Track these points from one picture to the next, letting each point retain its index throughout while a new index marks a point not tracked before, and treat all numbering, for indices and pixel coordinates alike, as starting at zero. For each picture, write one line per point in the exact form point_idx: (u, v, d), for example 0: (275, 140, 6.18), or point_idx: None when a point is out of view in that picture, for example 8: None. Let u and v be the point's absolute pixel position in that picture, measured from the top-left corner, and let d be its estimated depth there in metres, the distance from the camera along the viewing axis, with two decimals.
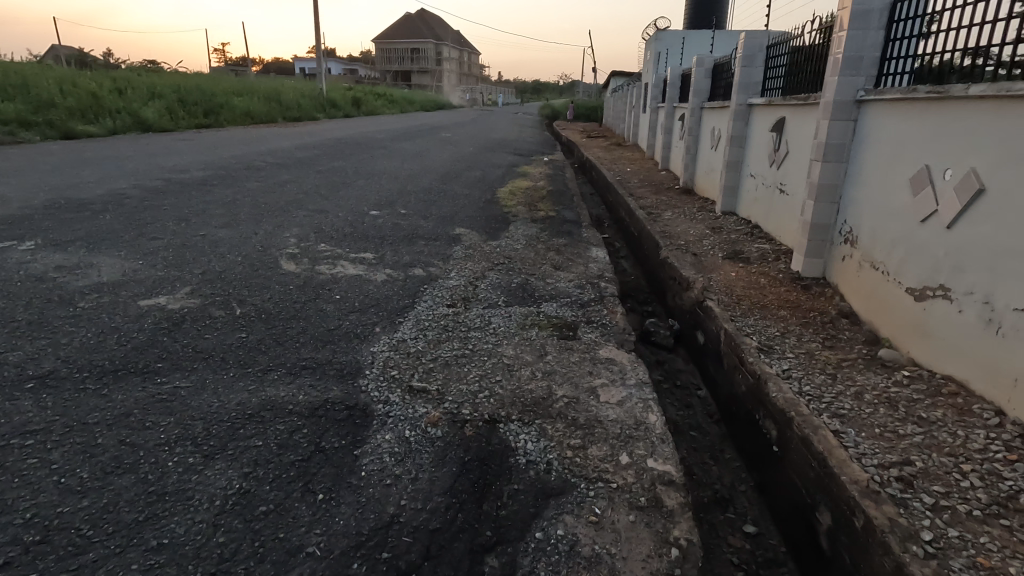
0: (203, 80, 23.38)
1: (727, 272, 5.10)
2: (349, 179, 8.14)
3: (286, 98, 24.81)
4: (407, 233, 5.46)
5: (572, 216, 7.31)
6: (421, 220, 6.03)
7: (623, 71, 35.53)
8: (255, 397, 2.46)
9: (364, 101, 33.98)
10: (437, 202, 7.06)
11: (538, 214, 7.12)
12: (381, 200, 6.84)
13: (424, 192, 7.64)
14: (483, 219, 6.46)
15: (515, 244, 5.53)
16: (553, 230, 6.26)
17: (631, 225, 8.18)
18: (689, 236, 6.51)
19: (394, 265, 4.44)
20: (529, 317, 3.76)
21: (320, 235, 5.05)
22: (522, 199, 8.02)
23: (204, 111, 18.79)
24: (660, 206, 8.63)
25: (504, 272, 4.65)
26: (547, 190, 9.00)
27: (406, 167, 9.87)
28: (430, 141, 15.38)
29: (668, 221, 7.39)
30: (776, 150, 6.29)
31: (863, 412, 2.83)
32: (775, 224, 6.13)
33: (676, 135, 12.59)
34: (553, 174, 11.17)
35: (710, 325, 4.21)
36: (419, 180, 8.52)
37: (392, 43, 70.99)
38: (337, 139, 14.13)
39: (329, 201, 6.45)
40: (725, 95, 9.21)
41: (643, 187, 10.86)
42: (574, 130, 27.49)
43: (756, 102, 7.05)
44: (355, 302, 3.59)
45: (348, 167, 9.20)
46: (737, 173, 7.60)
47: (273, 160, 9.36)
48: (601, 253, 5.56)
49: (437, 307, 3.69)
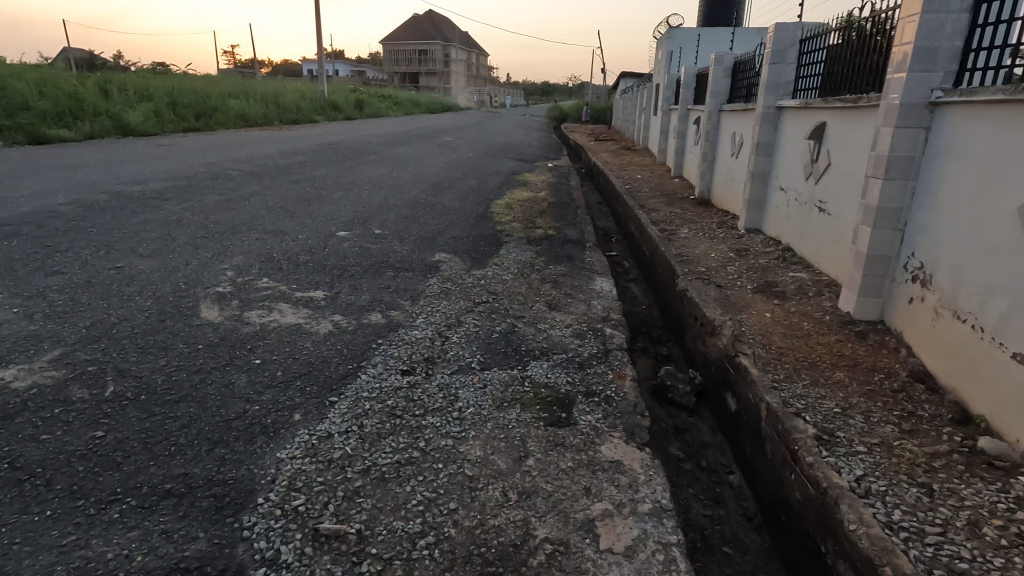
0: (199, 82, 22.76)
1: (761, 313, 4.19)
2: (327, 190, 7.31)
3: (285, 99, 24.16)
4: (376, 260, 4.61)
5: (574, 234, 6.42)
6: (397, 243, 5.18)
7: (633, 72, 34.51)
8: (64, 566, 1.61)
9: (367, 103, 33.24)
10: (421, 219, 6.20)
11: (536, 233, 6.24)
12: (355, 216, 5.99)
13: (408, 206, 6.78)
14: (471, 240, 5.59)
15: (504, 274, 4.65)
16: (552, 254, 5.39)
17: (642, 242, 7.28)
18: (710, 261, 5.60)
19: (349, 308, 3.59)
20: (509, 387, 2.88)
21: (270, 265, 4.23)
22: (519, 213, 7.15)
23: (196, 114, 18.14)
24: (675, 220, 7.72)
25: (485, 314, 3.78)
26: (548, 202, 8.13)
27: (395, 176, 9.02)
28: (427, 146, 14.54)
29: (685, 240, 6.47)
30: (815, 161, 5.35)
31: (993, 572, 1.91)
32: (814, 248, 5.21)
33: (690, 140, 11.64)
34: (556, 183, 10.27)
35: (745, 390, 3.30)
36: (405, 192, 7.67)
37: (399, 44, 70.41)
38: (328, 143, 13.35)
39: (295, 219, 5.62)
40: (747, 96, 8.27)
41: (656, 197, 9.92)
42: (582, 133, 26.52)
43: (788, 104, 6.13)
44: (280, 371, 2.73)
45: (329, 176, 8.37)
46: (764, 187, 6.68)
47: (248, 168, 8.55)
48: (607, 285, 4.67)
49: (389, 374, 2.83)
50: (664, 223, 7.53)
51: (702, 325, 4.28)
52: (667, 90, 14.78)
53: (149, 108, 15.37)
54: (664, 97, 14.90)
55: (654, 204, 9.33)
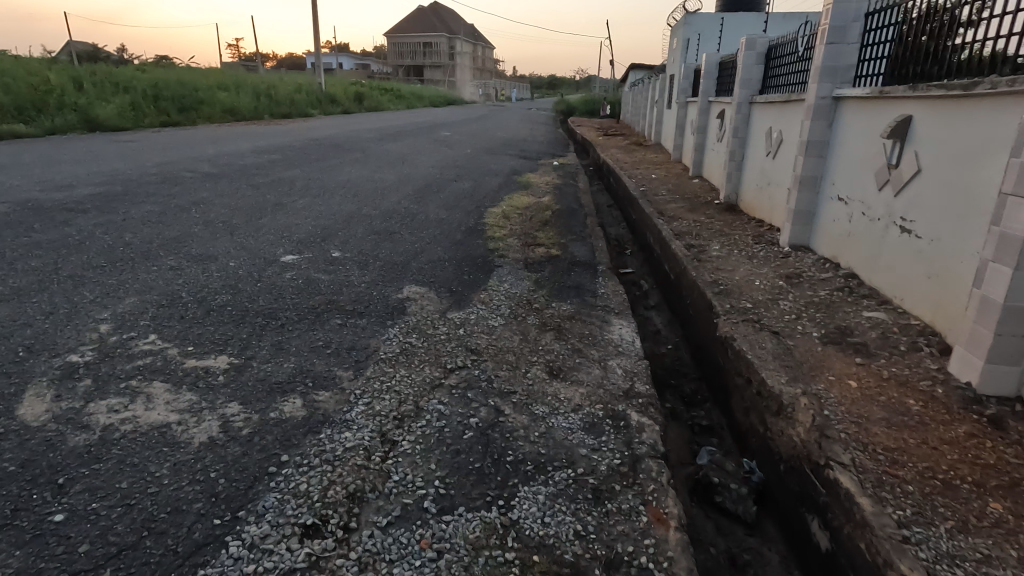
0: (187, 74, 21.70)
1: (843, 380, 3.03)
2: (292, 197, 6.21)
3: (278, 92, 23.11)
4: (322, 299, 3.50)
5: (583, 253, 5.29)
6: (358, 271, 4.06)
7: (642, 65, 33.32)
8: None
9: (367, 96, 32.05)
10: (397, 235, 5.08)
11: (537, 252, 5.10)
12: (313, 232, 4.89)
13: (383, 217, 5.66)
14: (454, 264, 4.47)
15: (491, 317, 3.53)
16: (555, 285, 4.25)
17: (663, 260, 6.12)
18: (755, 292, 4.45)
19: (259, 387, 2.47)
20: (480, 556, 1.75)
21: (172, 309, 3.12)
22: (517, 224, 6.02)
23: (180, 108, 17.13)
24: (702, 232, 6.55)
25: (458, 392, 2.66)
26: (552, 209, 6.98)
27: (378, 178, 7.89)
28: (422, 141, 13.38)
29: (719, 260, 5.30)
30: (894, 167, 4.17)
31: None
32: (896, 279, 4.03)
33: (712, 136, 10.43)
34: (562, 185, 9.10)
35: (847, 529, 2.16)
36: (384, 199, 6.54)
37: (403, 36, 69.02)
38: (313, 139, 12.27)
39: (236, 237, 4.52)
40: (787, 85, 7.06)
41: (676, 202, 8.73)
42: (590, 128, 25.23)
43: (848, 95, 4.96)
44: (86, 541, 1.61)
45: (301, 179, 7.26)
46: (814, 195, 5.50)
47: (207, 170, 7.45)
48: (628, 333, 3.53)
49: (279, 539, 1.70)
50: (691, 236, 6.35)
51: (759, 395, 3.14)
52: (684, 81, 13.51)
53: (124, 101, 14.33)
54: (680, 90, 13.65)
55: (674, 210, 8.16)
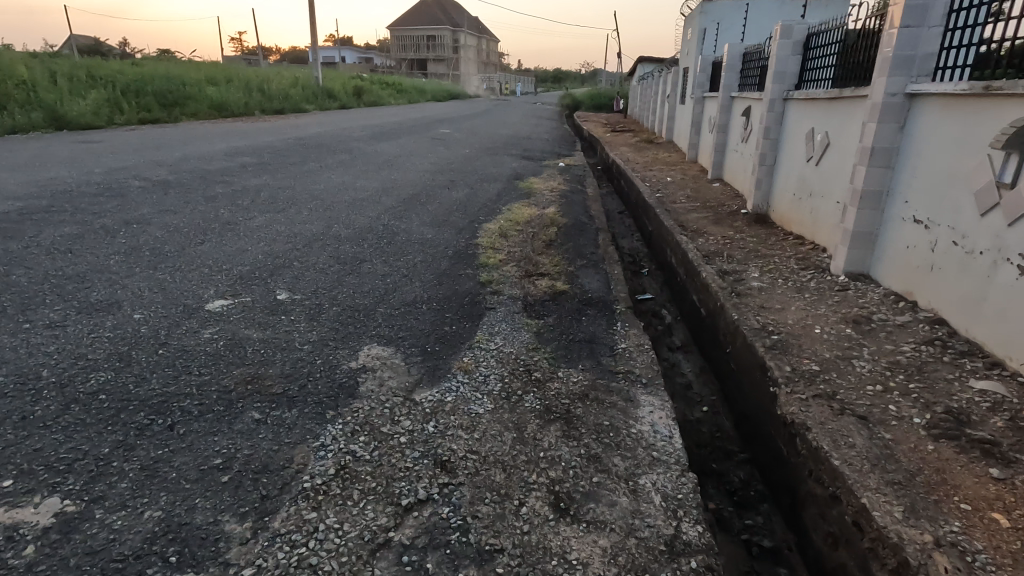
0: (176, 68, 20.85)
1: (986, 516, 2.07)
2: (252, 212, 5.30)
3: (272, 87, 22.19)
4: (244, 372, 2.57)
5: (595, 285, 4.34)
6: (305, 322, 3.13)
7: (651, 59, 32.19)
8: None
9: (367, 91, 31.04)
10: (367, 265, 4.16)
11: (540, 285, 4.14)
12: (262, 263, 3.97)
13: (355, 238, 4.73)
14: (434, 307, 3.54)
15: (475, 398, 2.60)
16: (562, 339, 3.30)
17: (690, 287, 5.16)
18: (819, 344, 3.48)
19: (89, 569, 1.55)
20: None
21: (19, 401, 2.21)
22: (516, 245, 5.07)
23: (164, 103, 16.26)
24: (733, 253, 5.57)
25: (411, 560, 1.72)
26: (558, 223, 6.03)
27: (359, 187, 6.97)
28: (418, 140, 12.43)
29: (762, 295, 4.33)
30: (1007, 186, 3.17)
31: None
32: (1013, 336, 3.04)
33: (736, 136, 9.41)
34: (569, 191, 8.14)
35: None
36: (361, 213, 5.62)
37: (406, 30, 67.82)
38: (299, 138, 11.35)
39: (160, 272, 3.61)
40: (833, 80, 6.04)
41: (698, 212, 7.73)
42: (598, 124, 24.16)
43: (931, 92, 3.96)
44: None
45: (270, 188, 6.35)
46: (879, 213, 4.50)
47: (165, 177, 6.55)
48: (663, 422, 2.57)
49: None
50: (722, 259, 5.37)
51: (858, 528, 2.18)
52: (701, 75, 12.46)
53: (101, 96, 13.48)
54: (697, 84, 12.59)
55: (696, 222, 7.16)
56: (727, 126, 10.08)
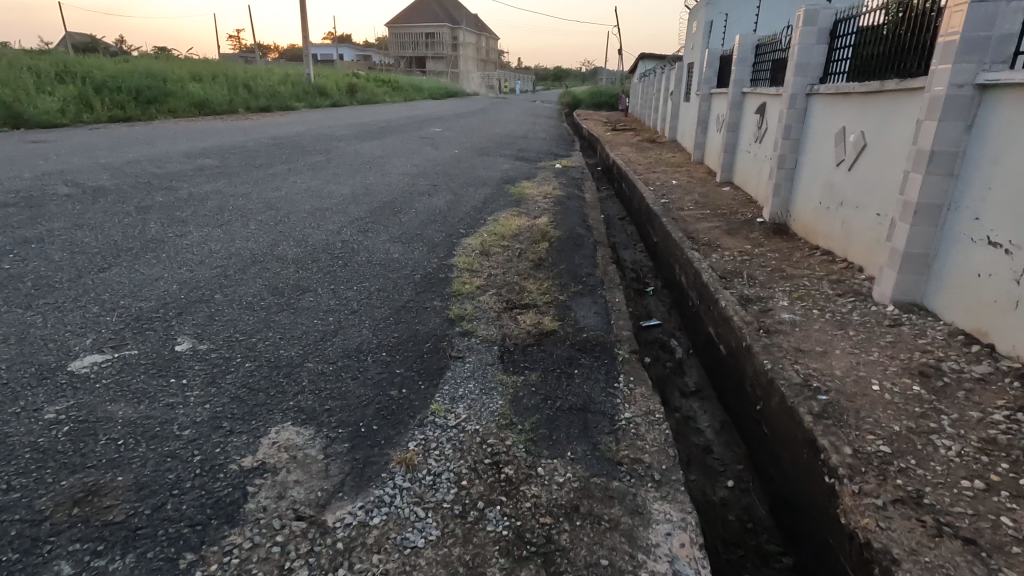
0: (159, 65, 20.05)
1: None
2: (188, 225, 4.51)
3: (260, 84, 21.39)
4: (77, 482, 1.78)
5: (591, 320, 3.54)
6: (199, 387, 2.33)
7: (652, 56, 31.35)
8: None
9: (361, 88, 30.20)
10: (308, 297, 3.36)
11: (523, 322, 3.34)
12: (173, 296, 3.17)
13: (302, 261, 3.93)
14: (382, 359, 2.75)
15: (413, 518, 1.80)
16: (544, 407, 2.50)
17: (704, 316, 4.36)
18: (882, 409, 2.67)
19: None
20: None
21: None
22: (498, 267, 4.27)
23: (140, 100, 15.46)
24: (755, 274, 4.76)
25: None
26: (550, 236, 5.23)
27: (327, 193, 6.17)
28: (405, 140, 11.62)
29: (796, 332, 3.53)
30: None
31: None
32: None
33: (749, 135, 8.60)
34: (565, 196, 7.34)
35: None
36: (320, 226, 4.81)
37: (404, 27, 66.90)
38: (275, 138, 10.56)
39: (31, 313, 2.81)
40: (869, 71, 5.22)
41: (709, 221, 6.92)
42: (598, 122, 23.33)
43: (1012, 81, 3.15)
44: None
45: (221, 196, 5.55)
46: (938, 231, 3.68)
47: (103, 182, 5.75)
48: (685, 554, 1.77)
49: None
50: (741, 281, 4.57)
51: None
52: (709, 70, 11.62)
53: (68, 93, 12.69)
54: (704, 79, 11.76)
55: (708, 233, 6.35)
56: (738, 125, 9.26)
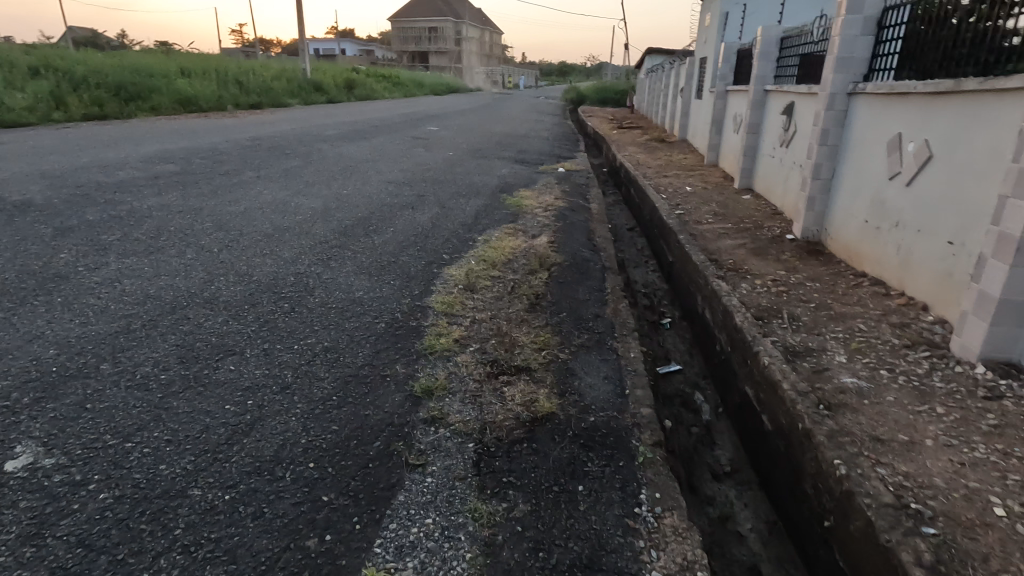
0: (147, 59, 19.26)
1: None
2: (110, 254, 3.73)
3: (252, 79, 20.57)
4: None
5: (600, 391, 2.74)
6: (8, 551, 1.55)
7: (660, 51, 30.37)
8: None
9: (359, 83, 29.30)
10: (230, 364, 2.57)
11: (510, 398, 2.54)
12: (42, 370, 2.38)
13: (237, 306, 3.13)
14: (307, 474, 1.96)
15: None
16: (532, 565, 1.71)
17: (738, 369, 3.55)
18: (1021, 557, 1.87)
19: None
20: None
21: None
22: (484, 309, 3.47)
23: (123, 97, 14.73)
24: (797, 313, 3.94)
25: None
26: (550, 263, 4.42)
27: (295, 207, 5.37)
28: (397, 140, 10.81)
29: (867, 409, 2.71)
30: None
31: None
32: None
33: (774, 138, 7.75)
34: (568, 208, 6.51)
35: None
36: (273, 253, 4.02)
37: (407, 20, 65.87)
38: (256, 138, 9.76)
39: None
40: (933, 69, 4.36)
41: (731, 238, 6.09)
42: (603, 120, 22.41)
43: None
44: None
45: (166, 213, 4.75)
46: None
47: (32, 196, 4.97)
48: None
49: None
50: (781, 324, 3.75)
51: None
52: (725, 65, 10.75)
53: (40, 91, 11.94)
54: (720, 76, 10.88)
55: (733, 254, 5.52)
56: (761, 126, 8.41)
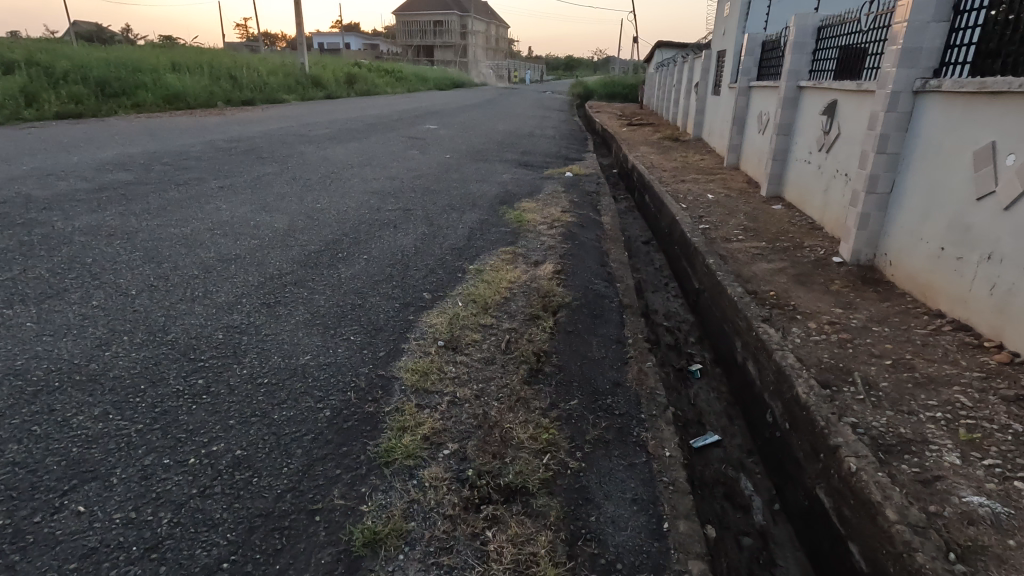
0: (136, 54, 18.51)
1: None
2: None
3: (246, 74, 19.75)
4: None
5: (626, 531, 1.90)
6: None
7: (672, 45, 29.24)
8: None
9: (360, 78, 28.43)
10: (79, 501, 1.75)
11: (495, 556, 1.71)
12: None
13: (129, 388, 2.31)
14: None
15: None
16: None
17: (802, 459, 2.70)
18: None
19: None
20: None
21: None
22: (468, 381, 2.64)
23: (104, 95, 13.97)
24: (873, 378, 3.07)
25: None
26: (555, 305, 3.57)
27: (254, 226, 4.56)
28: (391, 141, 9.96)
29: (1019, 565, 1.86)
30: None
31: None
32: None
33: (811, 141, 6.84)
34: (576, 224, 5.64)
35: None
36: (206, 297, 3.19)
37: (411, 14, 64.80)
38: (235, 139, 8.95)
39: None
40: None
41: (768, 261, 5.22)
42: (613, 116, 21.39)
43: None
44: None
45: (91, 238, 3.94)
46: None
47: None
48: None
49: None
50: (856, 396, 2.88)
51: None
52: (749, 58, 9.84)
53: (11, 88, 11.21)
54: (743, 70, 9.95)
55: (773, 284, 4.64)
56: (793, 127, 7.49)
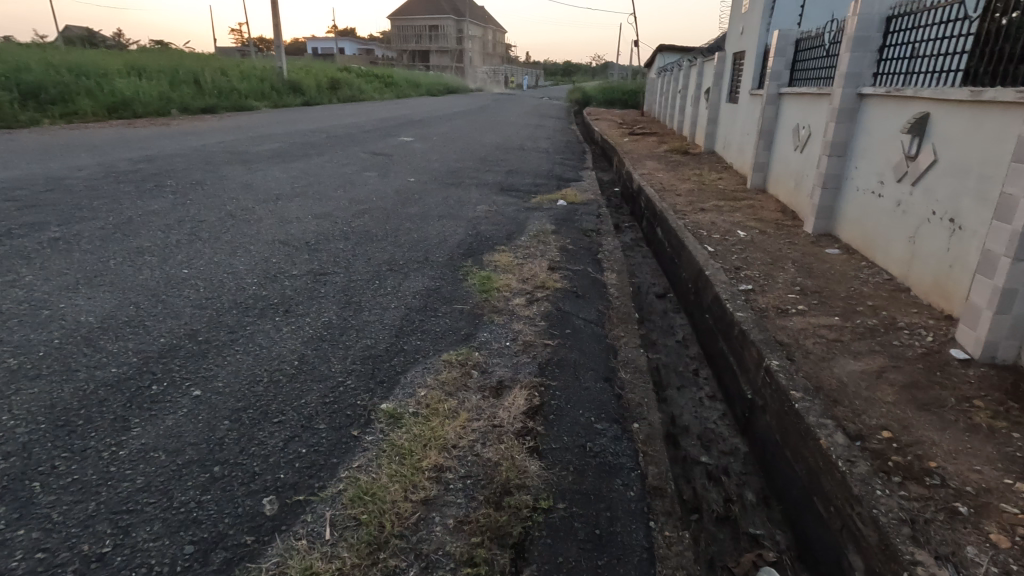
0: (88, 56, 16.83)
1: None
2: None
3: (212, 79, 18.07)
4: None
5: None
6: None
7: (672, 50, 27.59)
8: None
9: (344, 83, 26.69)
10: None
11: None
12: None
13: None
14: None
15: None
16: None
17: None
18: None
19: None
20: None
21: None
22: None
23: (33, 102, 12.27)
24: None
25: None
26: (519, 527, 1.83)
27: (43, 321, 2.82)
28: (347, 159, 8.24)
29: None
30: None
31: None
32: None
33: (883, 167, 5.11)
34: (568, 293, 3.89)
35: None
36: None
37: (405, 18, 63.27)
38: (147, 158, 7.24)
39: None
40: None
41: (853, 356, 3.50)
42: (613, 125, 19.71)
43: None
44: None
45: None
46: None
47: None
48: None
49: None
50: None
51: None
52: (781, 59, 8.15)
53: None
54: (772, 74, 8.26)
55: (881, 411, 2.91)
56: (852, 147, 5.77)
